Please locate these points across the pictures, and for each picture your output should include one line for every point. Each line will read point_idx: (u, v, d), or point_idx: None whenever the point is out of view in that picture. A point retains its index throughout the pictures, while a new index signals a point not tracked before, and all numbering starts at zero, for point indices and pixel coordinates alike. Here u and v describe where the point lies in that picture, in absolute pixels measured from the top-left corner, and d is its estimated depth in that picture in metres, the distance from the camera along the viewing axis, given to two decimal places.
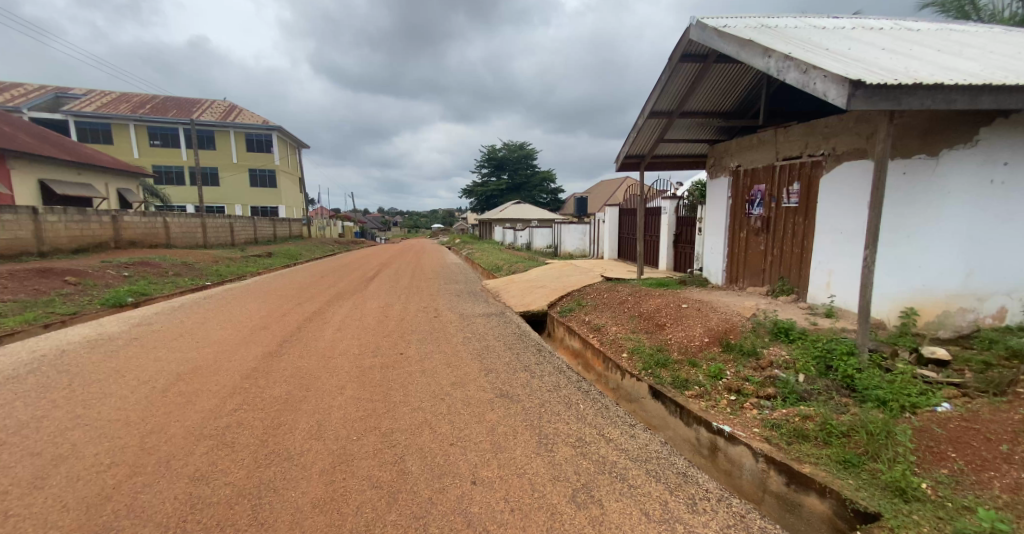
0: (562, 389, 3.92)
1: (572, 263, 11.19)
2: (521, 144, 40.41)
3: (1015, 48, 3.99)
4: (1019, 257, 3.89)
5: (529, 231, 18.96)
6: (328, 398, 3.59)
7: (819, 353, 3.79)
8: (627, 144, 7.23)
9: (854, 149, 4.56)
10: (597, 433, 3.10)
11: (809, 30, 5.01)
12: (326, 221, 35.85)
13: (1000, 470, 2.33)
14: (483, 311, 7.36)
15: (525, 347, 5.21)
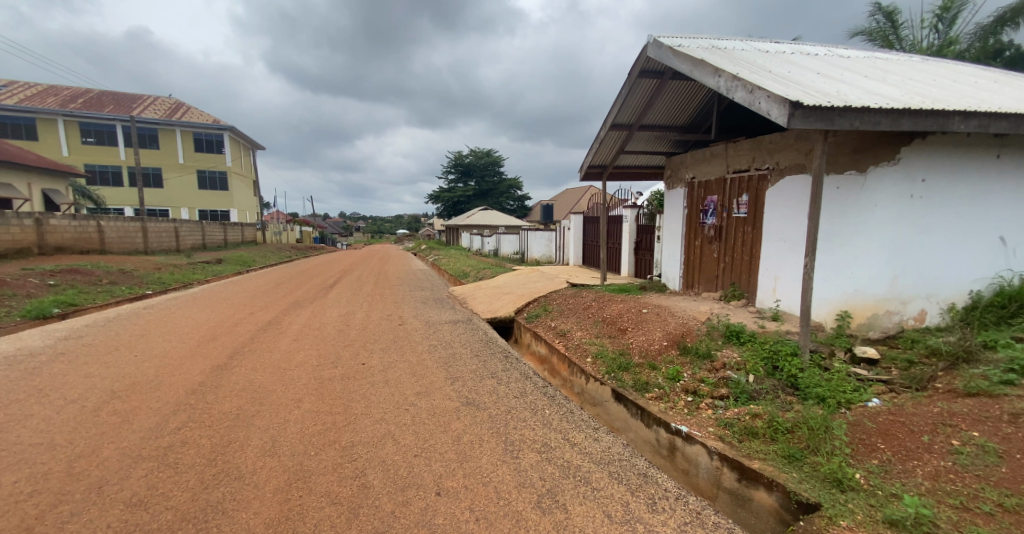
0: (528, 395, 3.98)
1: (538, 270, 11.34)
2: (488, 151, 40.51)
3: (930, 76, 4.45)
4: (935, 264, 4.33)
5: (496, 237, 19.03)
6: (284, 412, 3.50)
7: (766, 354, 4.04)
8: (590, 154, 7.45)
9: (795, 164, 4.92)
10: (561, 438, 3.18)
11: (754, 52, 5.37)
12: (283, 226, 34.57)
13: (922, 458, 2.58)
14: (448, 318, 7.35)
15: (491, 354, 5.25)
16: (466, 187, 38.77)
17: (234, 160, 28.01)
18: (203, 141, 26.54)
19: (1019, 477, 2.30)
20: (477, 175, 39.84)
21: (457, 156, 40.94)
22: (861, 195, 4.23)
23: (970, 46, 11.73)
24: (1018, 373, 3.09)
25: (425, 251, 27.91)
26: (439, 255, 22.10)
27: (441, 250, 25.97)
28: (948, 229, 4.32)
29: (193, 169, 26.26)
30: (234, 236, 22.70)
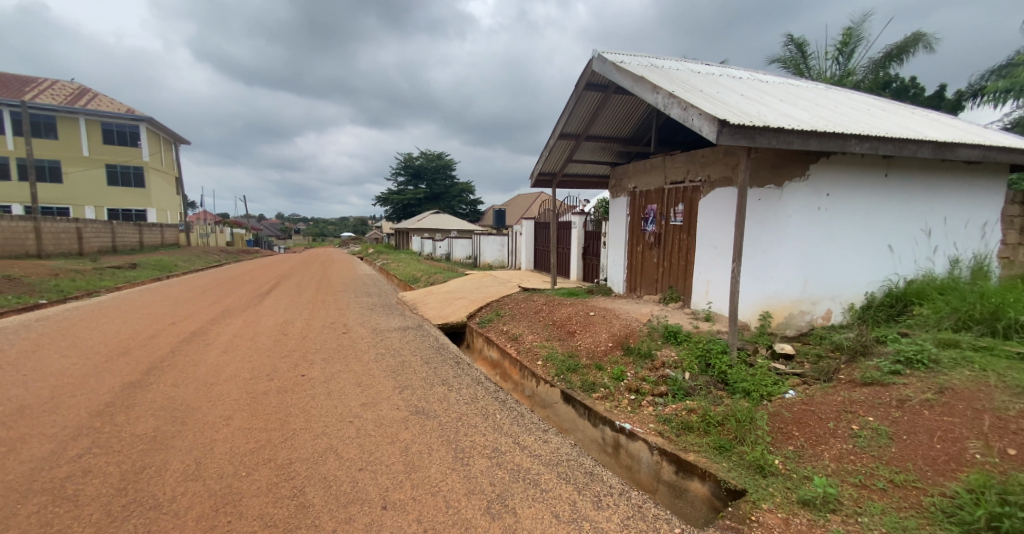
0: (479, 400, 4.04)
1: (490, 274, 11.42)
2: (439, 154, 40.18)
3: (833, 102, 5.02)
4: (838, 268, 4.88)
5: (448, 241, 18.90)
6: (211, 431, 3.33)
7: (700, 352, 4.35)
8: (539, 162, 7.65)
9: (724, 177, 5.35)
10: (512, 442, 3.27)
11: (688, 73, 5.79)
12: (212, 228, 32.32)
13: (829, 443, 2.91)
14: (397, 325, 7.24)
15: (442, 360, 5.25)
16: (416, 190, 38.17)
17: (152, 155, 25.90)
18: (114, 132, 24.43)
19: (904, 454, 2.66)
20: (427, 178, 39.33)
21: (406, 158, 40.20)
22: (779, 206, 4.67)
23: (867, 75, 13.22)
24: (903, 362, 3.55)
25: (373, 255, 27.17)
26: (387, 259, 21.63)
27: (389, 254, 25.41)
28: (849, 237, 4.87)
29: (99, 163, 23.95)
30: (152, 239, 20.95)
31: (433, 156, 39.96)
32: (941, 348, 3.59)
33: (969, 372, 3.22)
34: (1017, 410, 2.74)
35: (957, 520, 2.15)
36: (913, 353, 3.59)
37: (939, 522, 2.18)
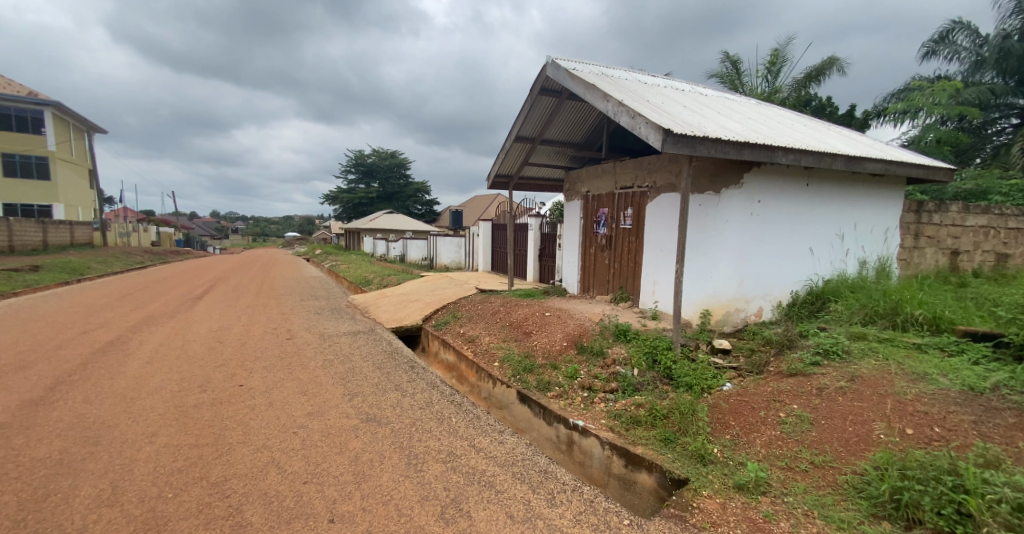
0: (433, 405, 4.05)
1: (448, 276, 11.38)
2: (393, 153, 39.37)
3: (764, 117, 5.45)
4: (768, 269, 5.30)
5: (403, 242, 18.60)
6: (131, 450, 3.12)
7: (648, 349, 4.57)
8: (495, 164, 7.73)
9: (668, 184, 5.66)
10: (467, 445, 3.31)
11: (636, 83, 6.08)
12: (133, 227, 29.78)
13: (760, 430, 3.17)
14: (347, 329, 7.08)
15: (396, 365, 5.20)
16: (369, 189, 37.20)
17: (59, 144, 23.66)
18: (12, 116, 22.13)
19: (823, 437, 2.95)
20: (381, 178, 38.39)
21: (358, 155, 39.06)
22: (717, 210, 5.01)
23: (791, 93, 14.35)
24: (822, 353, 3.92)
25: (322, 256, 26.26)
26: (338, 260, 20.97)
27: (340, 255, 24.63)
28: (778, 240, 5.30)
29: None
30: (57, 237, 19.09)
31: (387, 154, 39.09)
32: (853, 341, 3.99)
33: (874, 360, 3.61)
34: (913, 391, 3.08)
35: (867, 495, 2.42)
36: (830, 345, 3.97)
37: (852, 497, 2.45)
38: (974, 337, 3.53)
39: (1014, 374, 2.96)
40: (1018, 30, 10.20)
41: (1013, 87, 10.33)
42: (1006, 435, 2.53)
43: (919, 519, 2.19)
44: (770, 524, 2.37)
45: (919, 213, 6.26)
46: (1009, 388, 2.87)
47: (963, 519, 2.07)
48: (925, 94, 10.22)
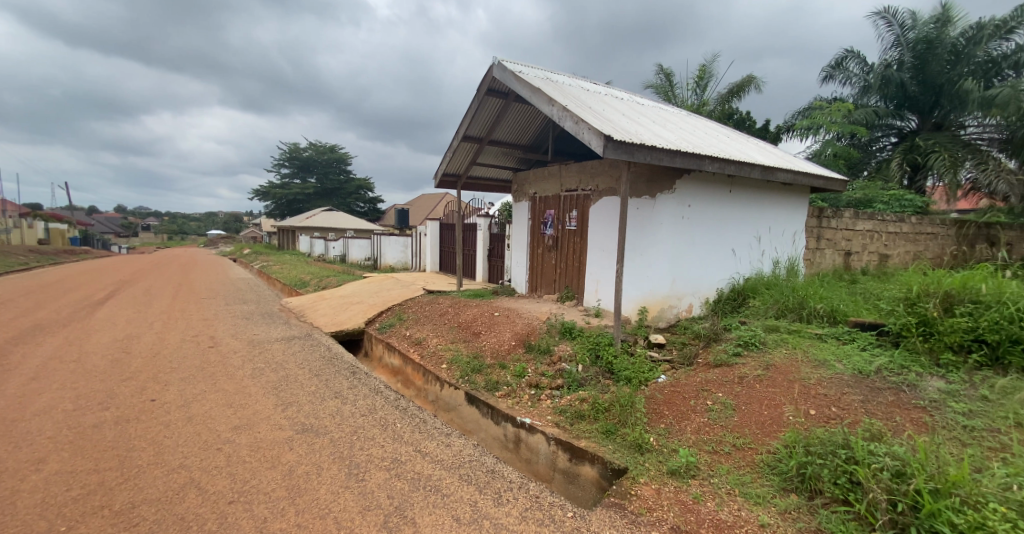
0: (377, 411, 4.01)
1: (394, 276, 11.16)
2: (333, 147, 37.87)
3: (694, 128, 5.87)
4: (698, 268, 5.72)
5: (344, 242, 18.00)
6: (14, 480, 2.83)
7: (591, 345, 4.78)
8: (443, 163, 7.70)
9: (609, 188, 5.94)
10: (413, 450, 3.31)
11: (579, 89, 6.32)
12: (13, 227, 26.17)
13: (690, 418, 3.43)
14: (281, 335, 6.78)
15: (336, 371, 5.06)
16: (306, 185, 35.49)
17: None
18: None
19: (742, 421, 3.24)
20: (317, 172, 36.84)
21: (293, 149, 37.21)
22: (653, 213, 5.33)
23: (716, 106, 15.36)
24: (742, 345, 4.30)
25: (252, 256, 24.63)
26: (271, 260, 19.85)
27: (274, 255, 23.29)
28: (706, 242, 5.74)
29: None
30: None
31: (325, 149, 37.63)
32: (768, 333, 4.40)
33: (785, 349, 4.01)
34: (816, 377, 3.45)
35: (779, 471, 2.71)
36: (749, 337, 4.36)
37: (767, 474, 2.73)
38: (863, 326, 4.02)
39: (894, 358, 3.41)
40: (897, 61, 11.52)
41: (893, 110, 11.60)
42: (887, 411, 2.90)
43: (820, 489, 2.48)
44: (699, 504, 2.58)
45: (820, 219, 7.02)
46: (889, 370, 3.30)
47: (854, 486, 2.37)
48: (824, 113, 11.39)
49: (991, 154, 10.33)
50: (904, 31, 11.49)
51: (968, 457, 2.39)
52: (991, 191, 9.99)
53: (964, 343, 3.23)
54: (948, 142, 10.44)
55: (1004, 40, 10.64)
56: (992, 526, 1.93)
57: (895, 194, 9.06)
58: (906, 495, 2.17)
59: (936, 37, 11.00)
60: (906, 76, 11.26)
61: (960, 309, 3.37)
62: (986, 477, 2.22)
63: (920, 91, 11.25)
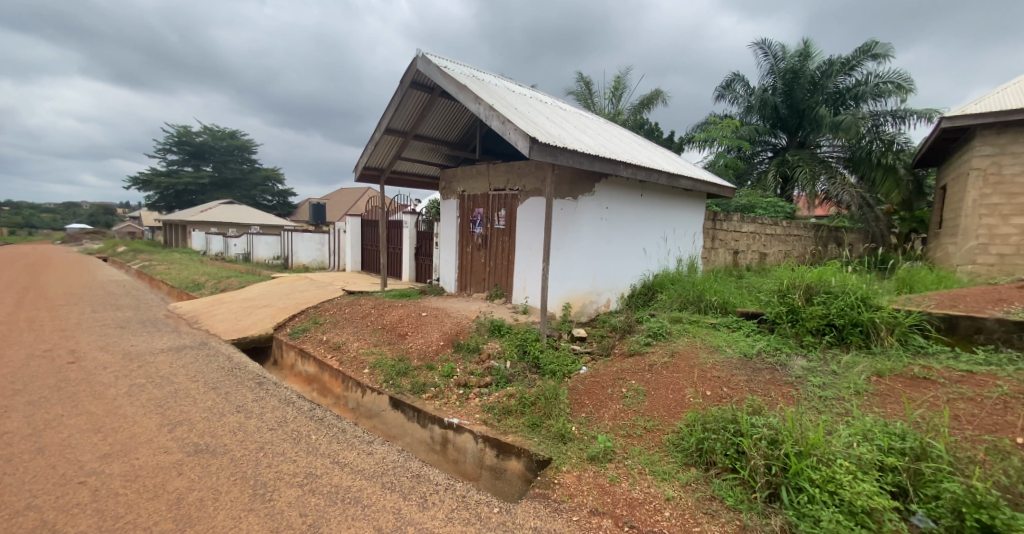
0: (288, 423, 3.83)
1: (310, 276, 10.56)
2: (233, 133, 34.39)
3: (610, 135, 6.29)
4: (614, 266, 6.15)
5: (247, 239, 16.66)
6: None
7: (519, 342, 4.95)
8: (365, 156, 7.42)
9: (535, 189, 6.17)
10: (330, 462, 3.21)
11: (505, 90, 6.46)
12: None
13: (609, 406, 3.68)
14: (167, 346, 6.11)
15: (238, 384, 4.71)
16: (201, 174, 32.01)
17: None
18: None
19: (652, 405, 3.55)
20: (215, 159, 33.46)
21: (182, 132, 33.22)
22: (574, 214, 5.62)
23: (630, 116, 16.44)
24: (651, 335, 4.71)
25: (130, 255, 21.53)
26: (153, 261, 17.46)
27: (157, 254, 20.49)
28: (621, 242, 6.19)
29: None
30: None
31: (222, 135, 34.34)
32: (673, 324, 4.88)
33: (687, 338, 4.46)
34: (711, 361, 3.88)
35: (682, 448, 3.00)
36: (657, 329, 4.78)
37: (672, 452, 3.01)
38: (747, 315, 4.59)
39: (771, 342, 3.95)
40: (771, 86, 13.09)
41: (771, 129, 13.31)
42: (765, 388, 3.37)
43: (714, 461, 2.81)
44: (615, 486, 2.78)
45: (715, 221, 7.88)
46: (766, 352, 3.83)
47: (740, 455, 2.72)
48: (717, 128, 12.80)
49: (840, 170, 12.19)
50: (777, 61, 13.01)
51: (823, 422, 2.82)
52: (839, 201, 11.47)
53: (820, 327, 3.84)
54: (809, 160, 12.19)
55: (849, 74, 12.41)
56: (839, 478, 2.32)
57: (771, 201, 10.40)
58: (779, 458, 2.53)
59: (800, 68, 12.47)
60: (778, 100, 12.79)
61: (817, 298, 3.99)
62: (835, 437, 2.63)
63: (788, 113, 12.88)
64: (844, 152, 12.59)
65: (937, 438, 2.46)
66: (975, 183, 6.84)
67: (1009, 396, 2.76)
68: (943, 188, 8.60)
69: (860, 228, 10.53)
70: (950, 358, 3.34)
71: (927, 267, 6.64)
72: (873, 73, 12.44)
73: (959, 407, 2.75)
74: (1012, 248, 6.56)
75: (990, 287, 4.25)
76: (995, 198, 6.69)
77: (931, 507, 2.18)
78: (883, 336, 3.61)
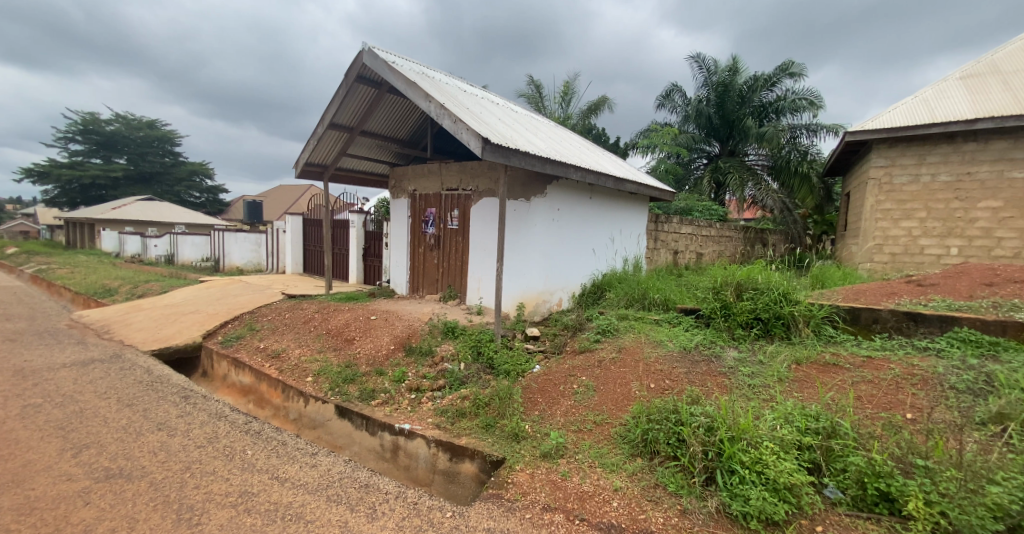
0: (220, 439, 3.65)
1: (245, 280, 9.98)
2: (149, 122, 30.53)
3: (560, 138, 6.47)
4: (566, 266, 6.34)
5: (170, 239, 15.29)
6: None
7: (473, 343, 4.98)
8: (307, 151, 7.12)
9: (489, 189, 6.24)
10: (269, 478, 3.09)
11: (455, 89, 6.46)
12: None
13: (561, 403, 3.79)
14: (71, 361, 5.58)
15: (159, 400, 4.41)
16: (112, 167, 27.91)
17: None
18: None
19: (601, 400, 3.70)
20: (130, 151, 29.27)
21: (90, 117, 28.86)
22: (528, 215, 5.73)
23: (579, 120, 16.90)
24: (600, 333, 4.90)
25: (25, 258, 19.15)
26: (52, 264, 15.55)
27: (58, 257, 18.26)
28: (572, 243, 6.38)
29: None
30: None
31: (138, 124, 30.10)
32: (620, 321, 5.12)
33: (632, 334, 4.70)
34: (655, 355, 4.11)
35: (629, 440, 3.14)
36: (606, 326, 4.99)
37: (620, 444, 3.14)
38: (686, 311, 4.89)
39: (707, 335, 4.24)
40: (705, 98, 13.93)
41: (705, 137, 14.14)
42: (701, 379, 3.61)
43: (657, 450, 2.95)
44: (566, 481, 2.87)
45: (657, 223, 8.29)
46: (702, 345, 4.11)
47: (680, 443, 2.87)
48: (658, 135, 13.50)
49: (763, 177, 13.14)
50: (709, 74, 13.90)
51: (752, 408, 3.06)
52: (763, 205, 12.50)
53: (748, 320, 4.16)
54: (738, 167, 13.06)
55: (770, 89, 13.38)
56: (765, 459, 2.52)
57: (706, 204, 11.19)
58: (715, 444, 2.70)
59: (730, 82, 13.37)
60: (712, 110, 13.61)
61: (747, 295, 4.31)
62: (761, 421, 2.84)
63: (720, 123, 13.71)
64: (768, 161, 13.50)
65: (846, 417, 2.74)
66: (872, 191, 7.62)
67: (901, 377, 3.14)
68: (847, 194, 9.56)
69: (781, 229, 11.45)
70: (854, 345, 3.76)
71: (836, 265, 7.35)
72: (790, 89, 13.53)
73: (862, 389, 3.09)
74: (901, 248, 7.39)
75: (882, 283, 4.76)
76: (888, 204, 7.49)
77: (840, 479, 2.44)
78: (801, 327, 3.98)
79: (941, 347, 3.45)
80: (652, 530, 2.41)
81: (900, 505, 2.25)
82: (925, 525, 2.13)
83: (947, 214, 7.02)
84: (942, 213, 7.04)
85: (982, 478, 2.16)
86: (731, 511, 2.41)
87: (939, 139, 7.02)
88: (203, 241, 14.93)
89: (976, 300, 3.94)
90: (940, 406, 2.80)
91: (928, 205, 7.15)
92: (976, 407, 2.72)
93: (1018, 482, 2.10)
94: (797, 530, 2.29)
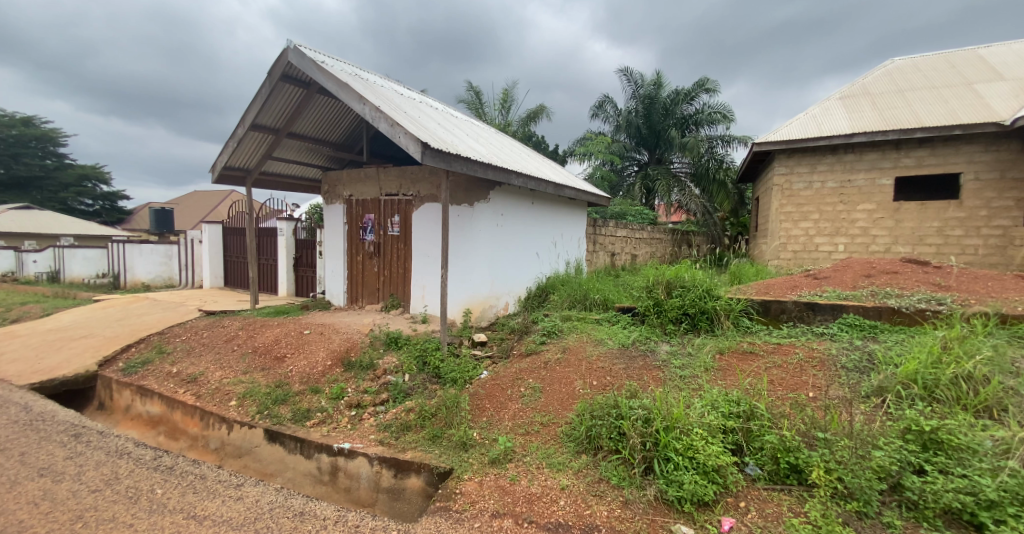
0: (122, 479, 3.34)
1: (152, 297, 9.12)
2: (26, 119, 27.05)
3: (499, 144, 6.58)
4: (513, 269, 6.46)
5: (55, 252, 13.60)
6: None
7: (418, 354, 4.94)
8: (227, 153, 6.71)
9: (430, 194, 6.22)
10: (184, 517, 2.87)
11: (390, 92, 6.38)
12: None
13: (508, 406, 3.86)
14: None
15: (42, 441, 3.94)
16: None
17: None
18: None
19: (547, 401, 3.81)
20: None
21: None
22: (471, 221, 5.79)
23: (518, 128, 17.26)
24: (545, 334, 5.04)
25: None
26: None
27: None
28: (517, 247, 6.51)
29: None
30: None
31: (11, 121, 26.48)
32: (564, 322, 5.30)
33: (575, 334, 4.87)
34: (596, 353, 4.29)
35: (573, 438, 3.25)
36: (551, 327, 5.14)
37: (566, 443, 3.24)
38: (622, 310, 5.15)
39: (642, 332, 4.51)
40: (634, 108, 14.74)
41: (635, 145, 14.97)
42: (638, 373, 3.83)
43: (600, 445, 3.08)
44: (515, 485, 2.93)
45: (595, 227, 8.68)
46: (637, 341, 4.35)
47: (621, 436, 3.00)
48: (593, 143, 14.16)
49: (688, 184, 14.12)
50: (637, 87, 14.74)
51: (682, 398, 3.27)
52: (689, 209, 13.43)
53: (678, 316, 4.46)
54: (665, 174, 13.94)
55: (690, 103, 14.39)
56: (695, 445, 2.70)
57: (638, 209, 11.93)
58: (652, 434, 2.85)
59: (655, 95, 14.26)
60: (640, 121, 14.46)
61: (677, 292, 4.61)
62: (691, 410, 3.03)
63: (648, 133, 14.61)
64: (691, 168, 14.43)
65: (761, 401, 3.01)
66: (776, 196, 8.40)
67: (805, 360, 3.52)
68: (756, 199, 10.50)
69: (703, 231, 12.45)
70: (765, 333, 4.16)
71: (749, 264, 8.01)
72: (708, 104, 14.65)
73: (774, 373, 3.43)
74: (800, 247, 8.22)
75: (787, 277, 5.25)
76: (789, 207, 8.28)
77: (758, 456, 2.69)
78: (722, 321, 4.33)
79: (833, 332, 3.92)
80: (597, 524, 2.52)
81: (806, 475, 2.52)
82: (826, 491, 2.40)
83: (834, 216, 7.91)
84: (831, 215, 7.94)
85: (868, 445, 2.48)
86: (668, 498, 2.56)
87: (825, 151, 7.90)
88: (97, 255, 13.44)
89: (859, 289, 4.49)
90: (834, 383, 3.18)
91: (819, 208, 8.03)
92: (861, 383, 3.12)
93: (895, 445, 2.46)
94: (724, 508, 2.49)
